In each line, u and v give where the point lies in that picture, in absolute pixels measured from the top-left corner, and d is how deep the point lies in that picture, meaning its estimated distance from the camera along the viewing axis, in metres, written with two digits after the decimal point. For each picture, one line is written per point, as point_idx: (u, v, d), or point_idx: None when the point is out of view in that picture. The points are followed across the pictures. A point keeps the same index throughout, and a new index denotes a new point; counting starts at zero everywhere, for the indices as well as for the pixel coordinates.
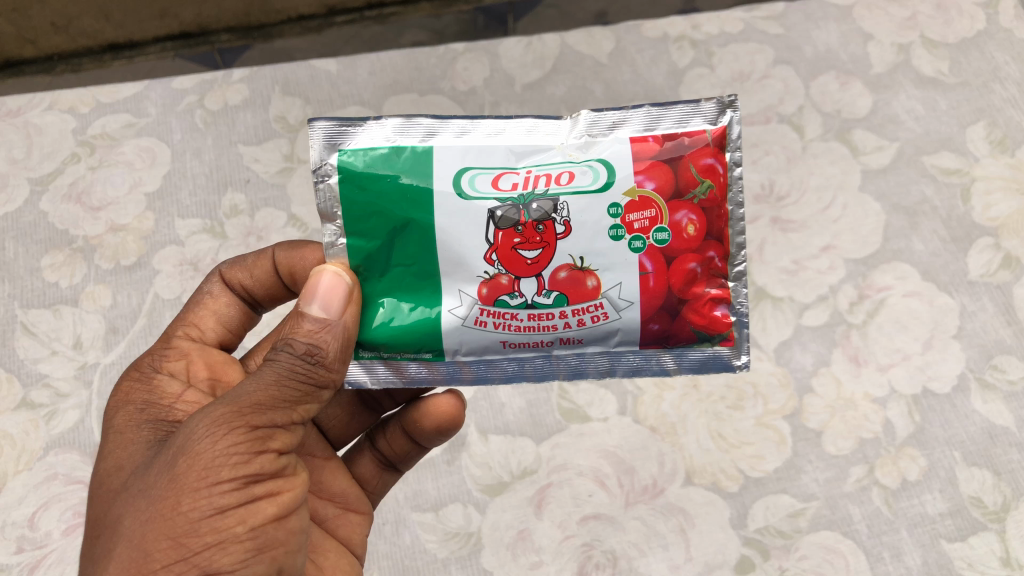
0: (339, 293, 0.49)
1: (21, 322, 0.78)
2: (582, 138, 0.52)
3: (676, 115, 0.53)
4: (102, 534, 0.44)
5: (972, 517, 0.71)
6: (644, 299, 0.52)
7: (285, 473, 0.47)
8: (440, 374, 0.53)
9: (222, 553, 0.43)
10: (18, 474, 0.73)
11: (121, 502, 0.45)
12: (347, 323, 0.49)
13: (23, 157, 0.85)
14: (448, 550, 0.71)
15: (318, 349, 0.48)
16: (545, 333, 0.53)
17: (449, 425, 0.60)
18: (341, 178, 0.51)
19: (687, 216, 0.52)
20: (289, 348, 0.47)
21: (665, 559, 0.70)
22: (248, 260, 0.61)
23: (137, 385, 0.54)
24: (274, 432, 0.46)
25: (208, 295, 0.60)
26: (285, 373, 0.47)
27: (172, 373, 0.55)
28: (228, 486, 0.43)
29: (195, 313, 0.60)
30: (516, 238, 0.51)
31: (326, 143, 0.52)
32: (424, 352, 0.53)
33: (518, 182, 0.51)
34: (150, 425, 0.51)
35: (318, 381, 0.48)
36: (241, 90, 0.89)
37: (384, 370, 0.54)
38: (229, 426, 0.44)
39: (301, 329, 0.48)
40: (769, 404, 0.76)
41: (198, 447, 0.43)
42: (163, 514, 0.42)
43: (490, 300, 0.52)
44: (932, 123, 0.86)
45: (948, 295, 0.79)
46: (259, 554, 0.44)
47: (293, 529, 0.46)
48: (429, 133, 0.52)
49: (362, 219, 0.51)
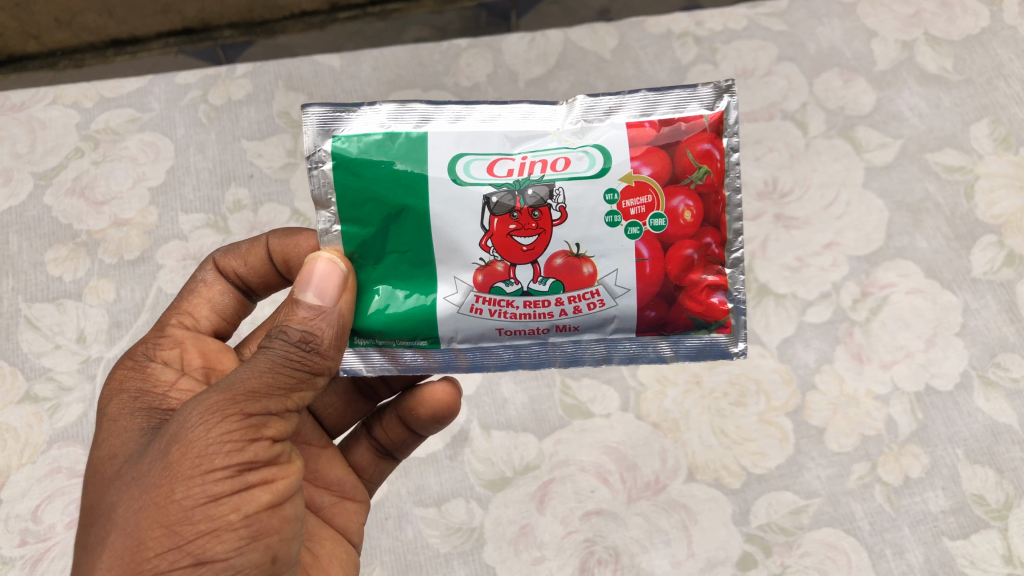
0: (334, 280, 0.50)
1: (25, 316, 0.79)
2: (578, 124, 0.52)
3: (673, 101, 0.53)
4: (95, 522, 0.45)
5: (974, 514, 0.71)
6: (640, 286, 0.52)
7: (280, 460, 0.47)
8: (436, 361, 0.54)
9: (216, 540, 0.43)
10: (22, 468, 0.73)
11: (114, 490, 0.45)
12: (341, 310, 0.50)
13: (27, 152, 0.85)
14: (450, 545, 0.71)
15: (312, 336, 0.48)
16: (541, 320, 0.53)
17: (445, 413, 0.60)
18: (335, 164, 0.51)
19: (683, 202, 0.52)
20: (284, 335, 0.48)
21: (667, 555, 0.70)
22: (242, 248, 0.61)
23: (131, 373, 0.54)
24: (268, 420, 0.46)
25: (202, 283, 0.61)
26: (279, 360, 0.47)
27: (166, 360, 0.55)
28: (222, 474, 0.43)
29: (189, 302, 0.60)
30: (512, 225, 0.51)
31: (320, 129, 0.52)
32: (419, 339, 0.53)
33: (513, 168, 0.51)
34: (144, 413, 0.51)
35: (312, 368, 0.48)
36: (244, 85, 0.89)
37: (379, 357, 0.54)
38: (222, 413, 0.44)
39: (295, 317, 0.48)
40: (771, 401, 0.76)
41: (191, 435, 0.43)
42: (156, 502, 0.42)
43: (486, 287, 0.52)
44: (936, 120, 0.86)
45: (951, 293, 0.79)
46: (254, 542, 0.44)
47: (288, 517, 0.47)
48: (424, 119, 0.52)
49: (356, 206, 0.51)
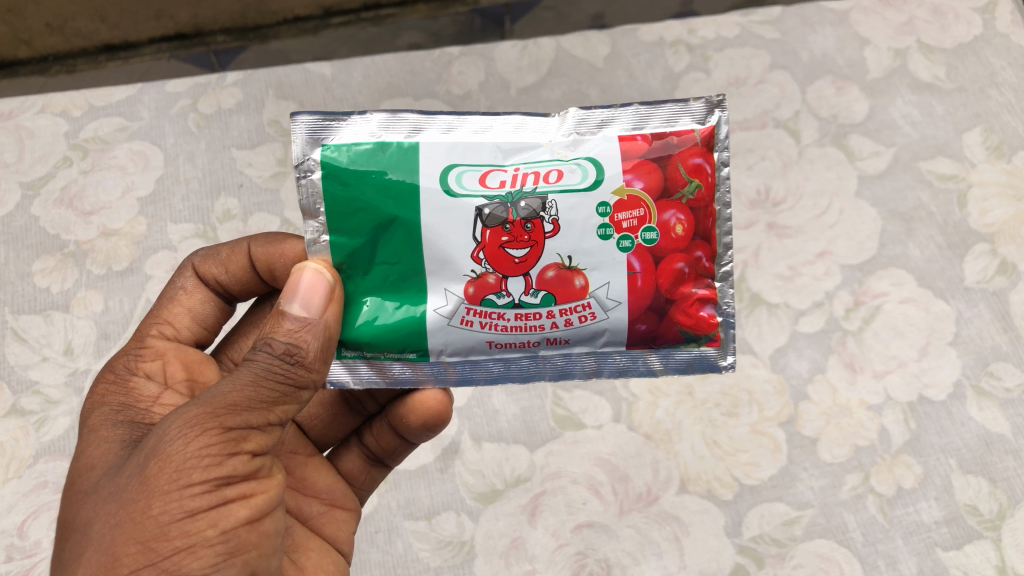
0: (319, 292, 0.49)
1: (12, 327, 0.78)
2: (570, 136, 0.52)
3: (665, 114, 0.53)
4: (71, 537, 0.44)
5: (967, 525, 0.70)
6: (631, 301, 0.52)
7: (259, 474, 0.46)
8: (425, 374, 0.54)
9: (192, 557, 0.42)
10: (7, 482, 0.72)
11: (91, 504, 0.45)
12: (327, 322, 0.49)
13: (14, 161, 0.85)
14: (441, 558, 0.70)
15: (297, 349, 0.48)
16: (531, 333, 0.52)
17: (436, 421, 0.59)
18: (324, 174, 0.51)
19: (675, 216, 0.51)
20: (268, 347, 0.47)
21: (659, 567, 0.70)
22: (222, 254, 0.60)
23: (113, 387, 0.54)
24: (249, 433, 0.45)
25: (181, 291, 0.60)
26: (263, 373, 0.46)
27: (149, 373, 0.55)
28: (199, 489, 0.43)
29: (169, 310, 0.59)
30: (504, 236, 0.51)
31: (309, 137, 0.51)
32: (408, 352, 0.53)
33: (505, 179, 0.50)
34: (125, 426, 0.51)
35: (297, 381, 0.48)
36: (235, 94, 0.89)
37: (367, 370, 0.54)
38: (201, 427, 0.43)
39: (281, 329, 0.48)
40: (764, 411, 0.75)
41: (169, 449, 0.43)
42: (133, 517, 0.42)
43: (477, 299, 0.51)
44: (929, 128, 0.86)
45: (945, 302, 0.79)
46: (231, 558, 0.44)
47: (266, 532, 0.46)
48: (415, 128, 0.51)
49: (345, 216, 0.51)
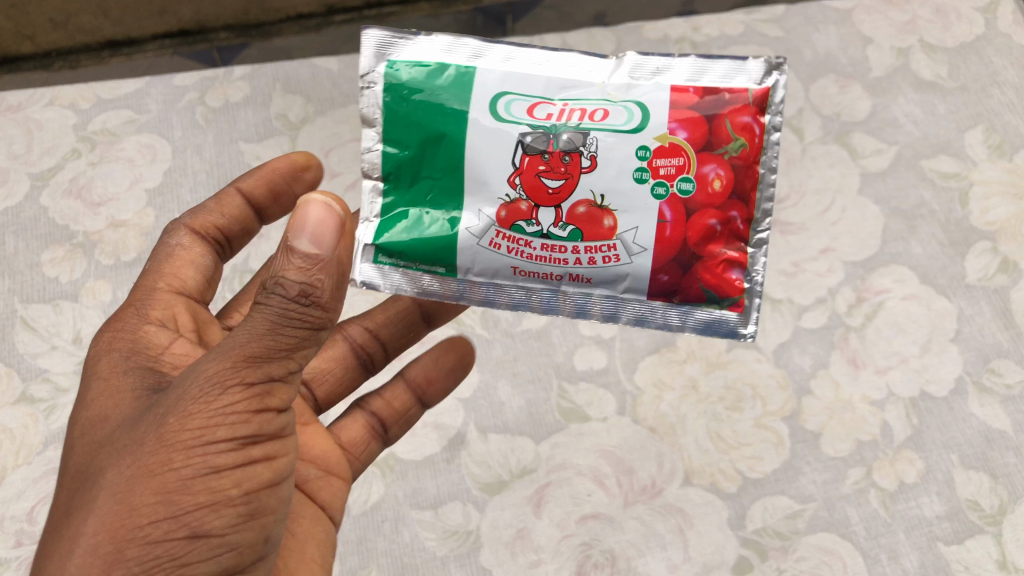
0: (331, 227, 0.43)
1: (21, 316, 0.78)
2: (625, 80, 0.52)
3: (722, 71, 0.52)
4: (81, 490, 0.43)
5: (969, 520, 0.71)
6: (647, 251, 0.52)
7: (283, 433, 0.46)
8: (452, 290, 0.54)
9: (213, 515, 0.42)
10: (17, 468, 0.73)
11: (104, 456, 0.43)
12: (340, 258, 0.44)
13: (23, 153, 0.85)
14: (447, 548, 0.70)
15: (314, 290, 0.43)
16: (555, 266, 0.53)
17: (459, 367, 0.68)
18: (385, 85, 0.52)
19: (715, 171, 0.51)
20: (283, 290, 0.42)
21: (663, 559, 0.70)
22: (213, 204, 0.59)
23: (117, 332, 0.51)
24: (272, 389, 0.44)
25: (178, 247, 0.56)
26: (279, 319, 0.42)
27: (158, 321, 0.52)
28: (223, 447, 0.42)
29: (168, 262, 0.56)
30: (542, 165, 0.51)
31: (377, 50, 0.53)
32: (437, 265, 0.54)
33: (552, 112, 0.51)
34: (135, 373, 0.48)
35: (317, 324, 0.44)
36: (242, 88, 0.89)
37: (400, 278, 0.54)
38: (224, 382, 0.42)
39: (291, 268, 0.43)
40: (768, 405, 0.76)
41: (190, 402, 0.42)
42: (152, 472, 0.41)
43: (507, 224, 0.52)
44: (931, 127, 0.87)
45: (947, 299, 0.80)
46: (251, 518, 0.44)
47: (284, 494, 0.46)
48: (476, 53, 0.52)
49: (400, 126, 0.52)
